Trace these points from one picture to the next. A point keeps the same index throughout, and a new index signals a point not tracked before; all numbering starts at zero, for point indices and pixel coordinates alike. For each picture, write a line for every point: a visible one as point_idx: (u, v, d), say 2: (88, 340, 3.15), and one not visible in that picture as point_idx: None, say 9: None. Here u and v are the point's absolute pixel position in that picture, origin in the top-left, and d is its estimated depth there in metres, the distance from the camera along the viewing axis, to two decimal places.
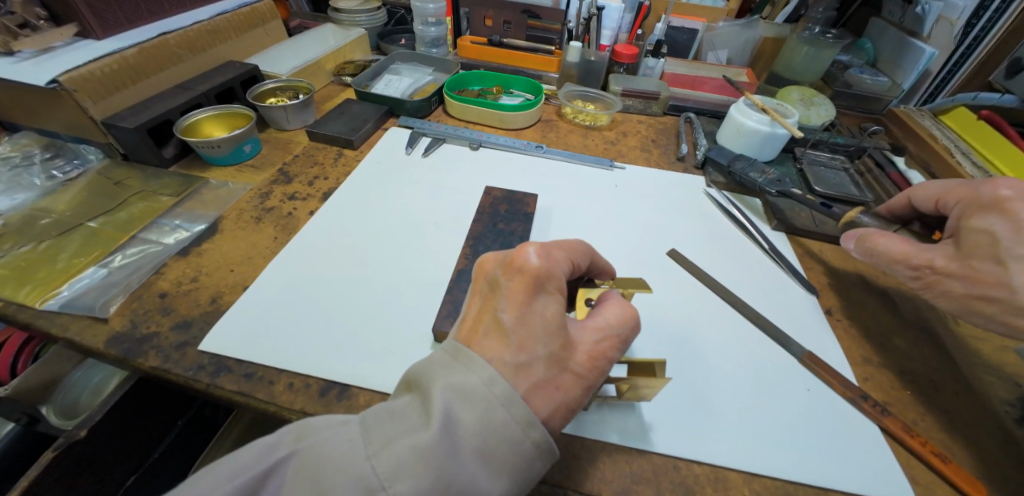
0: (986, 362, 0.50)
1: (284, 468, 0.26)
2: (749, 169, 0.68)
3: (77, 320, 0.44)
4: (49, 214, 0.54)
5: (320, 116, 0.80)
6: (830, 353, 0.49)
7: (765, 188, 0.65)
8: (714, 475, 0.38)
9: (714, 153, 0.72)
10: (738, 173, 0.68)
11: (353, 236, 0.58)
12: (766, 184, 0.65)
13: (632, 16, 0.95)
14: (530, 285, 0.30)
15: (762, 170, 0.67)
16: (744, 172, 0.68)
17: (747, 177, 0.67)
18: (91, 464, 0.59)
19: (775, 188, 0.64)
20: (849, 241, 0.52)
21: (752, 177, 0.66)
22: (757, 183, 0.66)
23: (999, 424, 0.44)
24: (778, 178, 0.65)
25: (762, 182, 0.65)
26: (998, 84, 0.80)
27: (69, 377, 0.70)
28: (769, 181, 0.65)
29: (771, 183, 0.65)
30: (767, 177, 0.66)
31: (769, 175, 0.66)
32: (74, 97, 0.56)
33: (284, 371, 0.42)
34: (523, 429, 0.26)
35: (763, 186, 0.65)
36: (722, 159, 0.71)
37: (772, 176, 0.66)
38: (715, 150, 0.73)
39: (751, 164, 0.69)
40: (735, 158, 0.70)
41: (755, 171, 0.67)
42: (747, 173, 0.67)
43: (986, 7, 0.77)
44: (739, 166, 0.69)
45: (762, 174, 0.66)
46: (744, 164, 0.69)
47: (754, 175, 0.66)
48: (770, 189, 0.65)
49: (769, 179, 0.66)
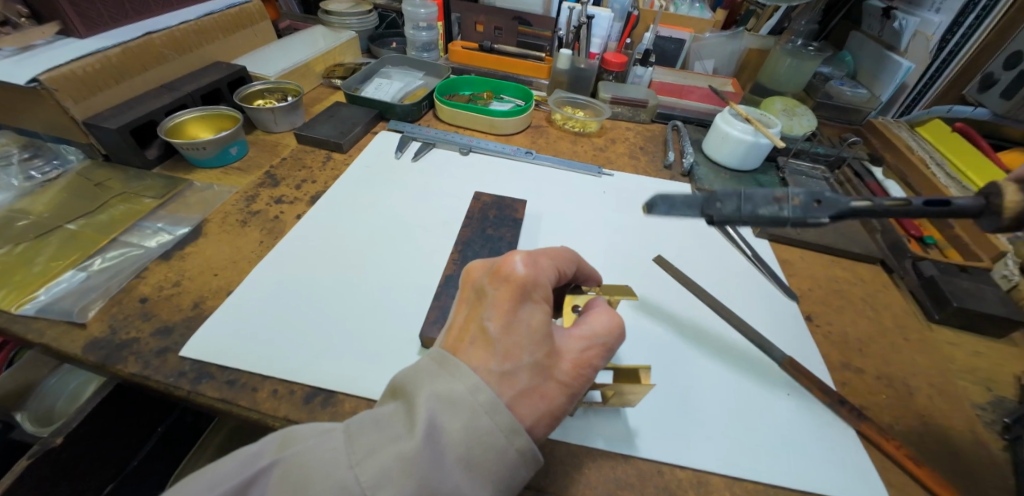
0: (959, 367, 0.51)
1: (266, 477, 0.25)
2: (748, 207, 0.36)
3: (53, 325, 0.43)
4: (26, 216, 0.53)
5: (308, 118, 0.79)
6: (810, 358, 0.50)
7: (814, 219, 0.33)
8: (696, 479, 0.39)
9: (672, 209, 0.38)
10: (742, 217, 0.36)
11: (342, 240, 0.57)
12: (804, 217, 0.33)
13: (622, 25, 0.96)
14: (516, 294, 0.31)
15: (773, 196, 0.35)
16: (747, 212, 0.36)
17: (758, 217, 0.35)
18: (69, 470, 0.57)
19: (831, 212, 0.32)
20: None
21: (764, 215, 0.35)
22: (779, 220, 0.34)
23: (971, 427, 0.45)
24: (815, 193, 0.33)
25: (788, 216, 0.34)
26: (971, 98, 0.85)
27: (43, 384, 0.68)
28: (801, 210, 0.33)
29: (808, 211, 0.33)
30: (789, 204, 0.34)
31: (791, 198, 0.34)
32: (55, 97, 0.54)
33: (269, 378, 0.41)
34: (507, 436, 0.27)
35: (805, 221, 0.33)
36: (691, 212, 0.38)
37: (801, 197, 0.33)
38: (667, 201, 0.39)
39: (749, 195, 0.36)
40: (713, 199, 0.37)
41: (761, 203, 0.35)
42: (749, 214, 0.36)
43: (959, 23, 0.81)
44: (730, 209, 0.36)
45: (777, 204, 0.34)
46: (742, 204, 0.36)
47: (764, 209, 0.35)
48: (822, 216, 0.32)
49: (797, 205, 0.34)
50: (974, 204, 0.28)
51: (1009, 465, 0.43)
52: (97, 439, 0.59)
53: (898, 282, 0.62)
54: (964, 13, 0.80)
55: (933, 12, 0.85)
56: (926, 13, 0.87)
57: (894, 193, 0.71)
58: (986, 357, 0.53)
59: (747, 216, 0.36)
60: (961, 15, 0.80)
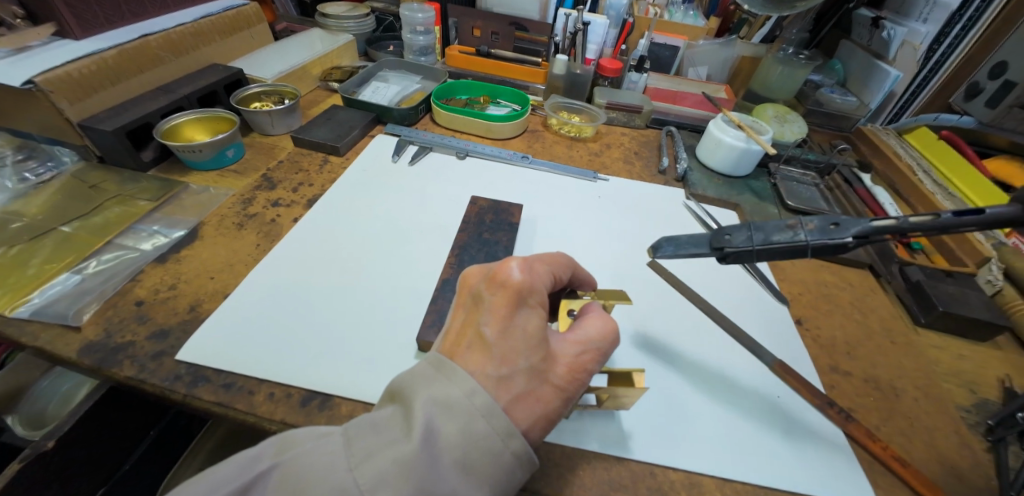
0: (944, 370, 0.53)
1: (264, 481, 0.26)
2: (760, 236, 0.35)
3: (47, 328, 0.43)
4: (20, 218, 0.52)
5: (305, 121, 0.79)
6: (800, 361, 0.51)
7: (836, 240, 0.31)
8: (688, 480, 0.39)
9: (681, 247, 0.39)
10: (755, 247, 0.35)
11: (338, 243, 0.58)
12: (825, 238, 0.32)
13: (617, 31, 0.98)
14: (512, 299, 0.31)
15: (785, 225, 0.34)
16: (761, 241, 0.35)
17: (772, 245, 0.34)
18: (61, 472, 0.56)
19: (852, 233, 0.31)
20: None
21: (779, 242, 0.34)
22: (798, 246, 0.33)
23: (955, 428, 0.46)
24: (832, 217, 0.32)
25: (806, 239, 0.32)
26: (958, 106, 0.87)
27: (35, 386, 0.68)
28: (819, 233, 0.32)
29: (827, 233, 0.32)
30: (804, 229, 0.33)
31: (806, 224, 0.33)
32: (50, 98, 0.54)
33: (265, 381, 0.42)
34: (503, 440, 0.27)
35: (826, 243, 0.31)
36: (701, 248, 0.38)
37: (816, 222, 0.33)
38: (674, 243, 0.40)
39: (760, 227, 0.36)
40: (722, 233, 0.37)
41: (773, 231, 0.34)
42: (763, 243, 0.34)
43: (946, 34, 0.83)
44: (741, 239, 0.35)
45: (791, 230, 0.34)
46: (753, 234, 0.35)
47: (778, 236, 0.34)
48: (844, 237, 0.31)
49: (813, 229, 0.33)
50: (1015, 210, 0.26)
51: (992, 465, 0.44)
52: (92, 441, 0.59)
53: (885, 287, 0.63)
54: (950, 23, 0.82)
55: (921, 22, 0.87)
56: (913, 23, 0.89)
57: (883, 199, 0.72)
58: (970, 360, 0.55)
59: (761, 245, 0.34)
60: (947, 26, 0.82)
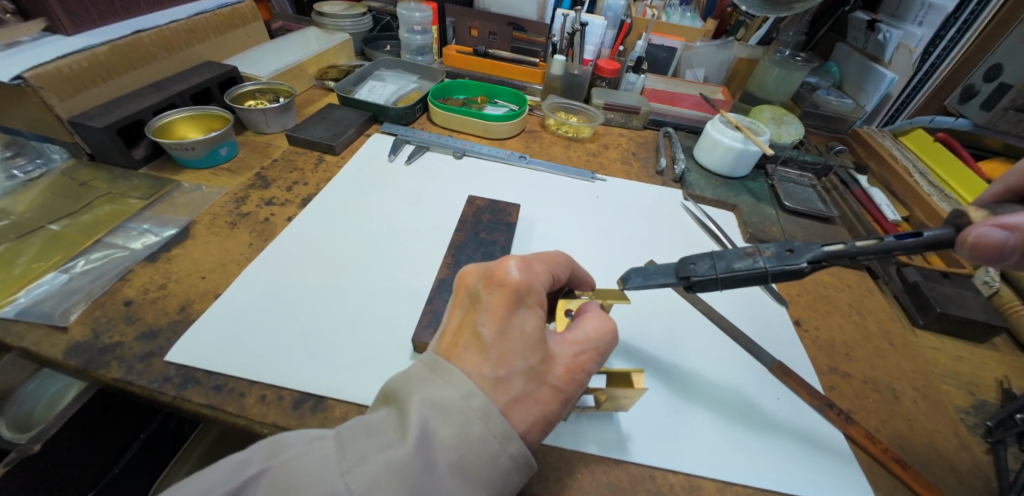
0: (943, 371, 0.53)
1: (253, 486, 0.25)
2: (722, 264, 0.37)
3: (32, 329, 0.42)
4: (8, 216, 0.51)
5: (300, 120, 0.79)
6: (798, 363, 0.51)
7: (792, 265, 0.34)
8: (688, 484, 0.39)
9: (648, 278, 0.40)
10: (718, 274, 0.37)
11: (333, 243, 0.57)
12: (782, 264, 0.34)
13: (615, 32, 0.99)
14: (510, 299, 0.31)
15: (743, 252, 0.37)
16: (723, 269, 0.37)
17: (735, 272, 0.36)
18: (45, 481, 0.54)
19: (805, 258, 0.34)
20: (994, 243, 0.30)
21: (740, 269, 0.36)
22: (758, 272, 0.35)
23: (954, 429, 0.46)
24: (785, 244, 0.36)
25: (766, 265, 0.35)
26: (953, 108, 0.88)
27: (22, 389, 0.66)
28: (776, 260, 0.35)
29: (783, 260, 0.35)
30: (762, 256, 0.36)
31: (763, 251, 0.36)
32: (39, 94, 0.53)
33: (256, 383, 0.41)
34: (500, 443, 0.26)
35: (784, 268, 0.34)
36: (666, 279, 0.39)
37: (772, 249, 0.36)
38: (641, 274, 0.41)
39: (720, 255, 0.38)
40: (686, 262, 0.38)
41: (733, 259, 0.37)
42: (725, 270, 0.36)
43: (941, 37, 0.84)
44: (705, 267, 0.37)
45: (750, 257, 0.36)
46: (714, 263, 0.37)
47: (739, 263, 0.36)
48: (799, 263, 0.34)
49: (770, 256, 0.35)
50: (946, 234, 0.32)
51: (990, 467, 0.44)
52: (85, 448, 0.58)
53: (883, 288, 0.63)
54: (946, 26, 0.83)
55: (916, 25, 0.88)
56: (908, 27, 0.90)
57: (879, 200, 0.73)
58: (968, 361, 0.55)
59: (724, 272, 0.36)
60: (942, 29, 0.83)
